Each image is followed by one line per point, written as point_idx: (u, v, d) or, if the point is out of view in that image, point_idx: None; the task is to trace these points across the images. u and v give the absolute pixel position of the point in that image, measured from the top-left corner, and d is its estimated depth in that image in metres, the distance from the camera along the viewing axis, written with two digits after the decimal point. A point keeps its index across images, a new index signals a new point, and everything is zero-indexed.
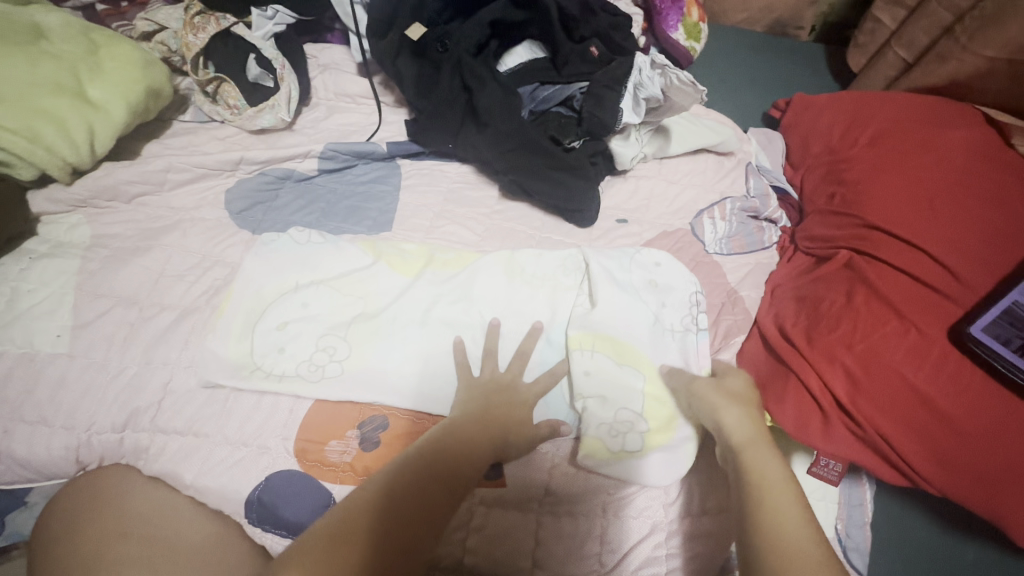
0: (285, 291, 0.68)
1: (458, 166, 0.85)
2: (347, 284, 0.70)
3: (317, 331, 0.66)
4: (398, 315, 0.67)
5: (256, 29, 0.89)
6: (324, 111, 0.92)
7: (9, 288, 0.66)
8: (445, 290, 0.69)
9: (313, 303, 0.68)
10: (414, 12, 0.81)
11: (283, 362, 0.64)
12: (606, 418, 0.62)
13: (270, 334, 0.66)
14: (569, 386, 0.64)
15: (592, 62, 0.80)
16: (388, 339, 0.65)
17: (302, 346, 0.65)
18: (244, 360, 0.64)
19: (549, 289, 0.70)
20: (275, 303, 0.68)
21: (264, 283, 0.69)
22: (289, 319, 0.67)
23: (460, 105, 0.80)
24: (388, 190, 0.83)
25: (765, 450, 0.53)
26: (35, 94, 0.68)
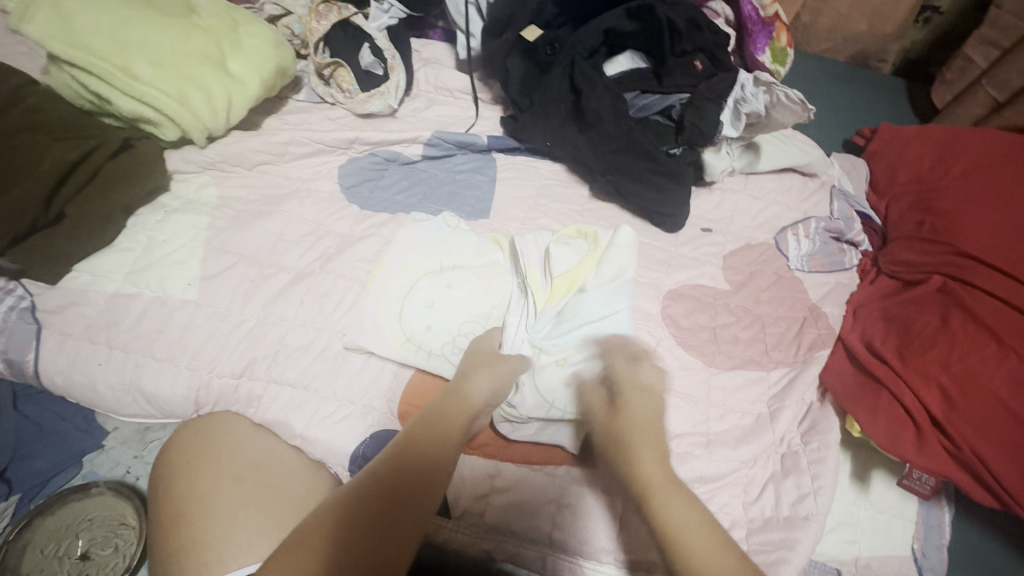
0: (430, 274, 0.72)
1: (551, 164, 0.89)
2: (486, 275, 0.73)
3: (451, 314, 0.69)
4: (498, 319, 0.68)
5: (373, 20, 0.95)
6: (425, 102, 0.97)
7: (147, 237, 0.71)
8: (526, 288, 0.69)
9: (453, 287, 0.71)
10: (532, 16, 0.86)
11: (419, 335, 0.68)
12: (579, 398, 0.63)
13: (415, 305, 0.69)
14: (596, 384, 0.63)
15: (694, 75, 0.84)
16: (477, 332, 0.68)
17: (450, 324, 0.68)
18: (396, 330, 0.68)
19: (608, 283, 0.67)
20: (421, 280, 0.71)
21: (415, 260, 0.73)
22: (439, 298, 0.70)
23: (565, 106, 0.84)
24: (484, 180, 0.87)
25: (658, 451, 0.57)
26: (184, 62, 0.74)
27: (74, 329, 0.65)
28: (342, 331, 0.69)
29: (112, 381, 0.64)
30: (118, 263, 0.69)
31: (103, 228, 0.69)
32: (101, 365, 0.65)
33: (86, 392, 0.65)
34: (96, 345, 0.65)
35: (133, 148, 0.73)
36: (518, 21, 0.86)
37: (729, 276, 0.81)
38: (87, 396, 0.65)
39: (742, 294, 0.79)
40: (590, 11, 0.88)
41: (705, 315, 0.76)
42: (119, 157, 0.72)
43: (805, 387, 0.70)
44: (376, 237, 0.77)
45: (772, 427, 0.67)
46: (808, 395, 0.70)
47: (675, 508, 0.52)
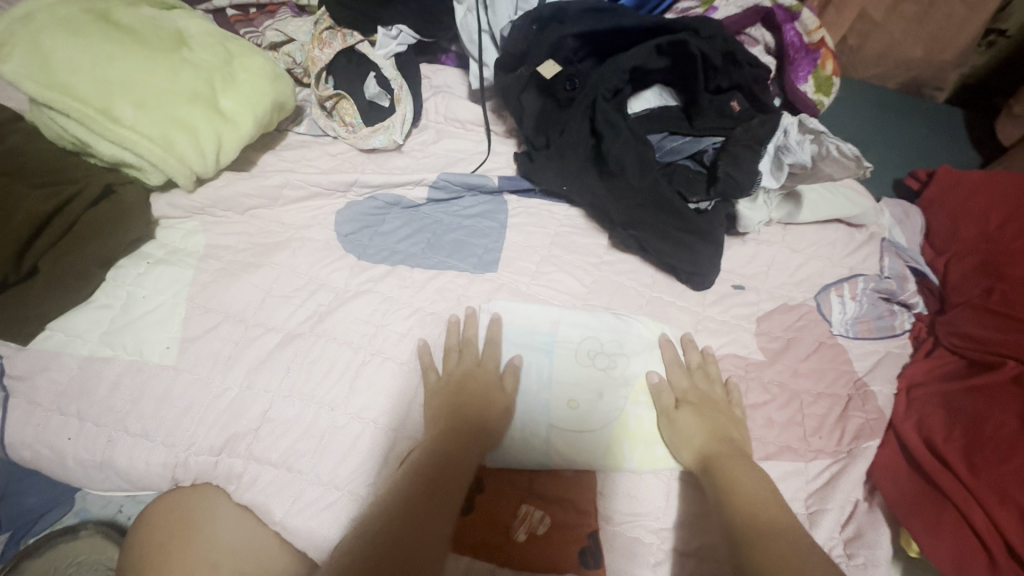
0: (563, 375, 0.65)
1: (567, 209, 0.81)
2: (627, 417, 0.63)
3: (615, 434, 0.62)
4: (589, 390, 0.64)
5: (381, 48, 0.88)
6: (433, 134, 0.90)
7: (126, 292, 0.66)
8: (595, 354, 0.66)
9: (568, 377, 0.65)
10: (551, 50, 0.77)
11: (579, 449, 0.61)
12: (573, 429, 0.62)
13: (564, 398, 0.64)
14: (551, 405, 0.63)
15: (731, 117, 0.76)
16: (609, 408, 0.64)
17: (604, 414, 0.63)
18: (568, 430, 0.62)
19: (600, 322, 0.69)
20: (585, 373, 0.65)
21: (554, 362, 0.66)
22: (580, 398, 0.64)
23: (585, 149, 0.76)
24: (494, 227, 0.79)
25: (743, 465, 0.56)
26: (171, 101, 0.68)
27: (49, 394, 0.61)
28: (331, 404, 0.63)
29: (83, 456, 0.60)
30: (94, 321, 0.64)
31: (77, 284, 0.64)
32: (70, 438, 0.60)
33: (54, 465, 0.61)
34: (66, 415, 0.61)
35: (115, 194, 0.68)
36: (535, 54, 0.77)
37: (763, 343, 0.72)
38: (57, 469, 0.61)
39: (777, 366, 0.70)
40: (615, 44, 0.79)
41: (736, 392, 0.67)
42: (99, 207, 0.67)
43: (849, 487, 0.61)
44: (372, 294, 0.70)
45: (811, 534, 0.59)
46: (851, 498, 0.61)
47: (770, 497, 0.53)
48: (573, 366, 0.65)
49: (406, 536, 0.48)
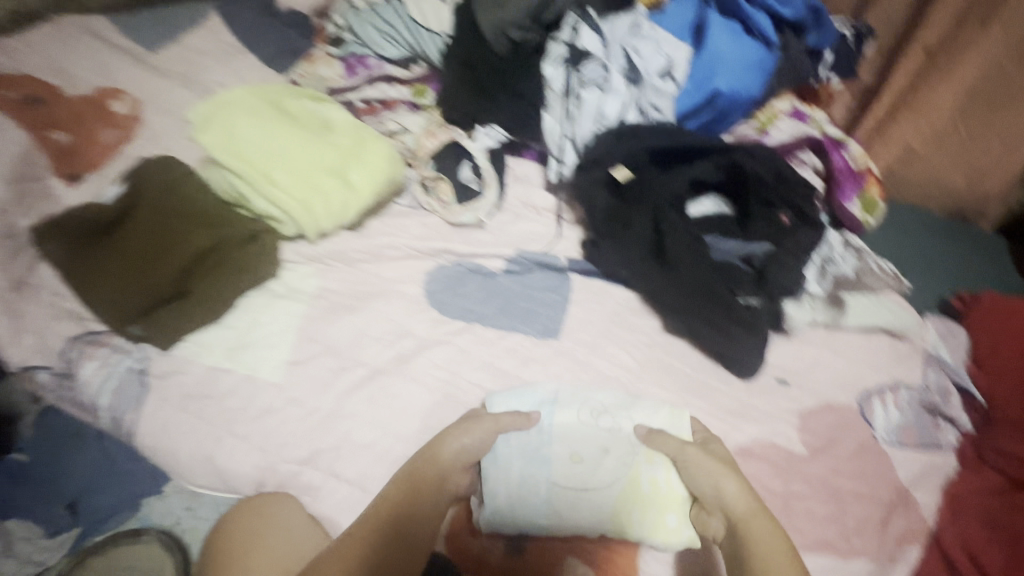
0: (566, 434, 0.74)
1: (626, 293, 0.90)
2: (635, 480, 0.72)
3: (626, 494, 0.71)
4: (591, 450, 0.73)
5: (477, 141, 1.03)
6: (511, 216, 1.04)
7: (249, 318, 0.79)
8: (599, 413, 0.76)
9: (570, 432, 0.74)
10: (624, 157, 0.89)
11: (586, 513, 0.70)
12: (581, 483, 0.71)
13: (568, 460, 0.73)
14: (557, 458, 0.73)
15: (781, 228, 0.85)
16: (604, 467, 0.72)
17: (607, 472, 0.72)
18: (574, 485, 0.71)
19: (624, 394, 0.78)
20: (578, 436, 0.74)
21: (555, 428, 0.74)
22: (583, 452, 0.73)
23: (646, 243, 0.85)
24: (559, 300, 0.88)
25: (761, 518, 0.64)
26: (316, 173, 0.85)
27: (176, 393, 0.73)
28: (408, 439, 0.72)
29: (192, 452, 0.70)
30: (222, 339, 0.77)
31: (214, 307, 0.77)
32: (186, 435, 0.71)
33: (167, 456, 0.71)
34: (186, 414, 0.72)
35: (261, 241, 0.82)
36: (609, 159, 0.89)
37: (805, 438, 0.76)
38: (167, 461, 0.71)
39: (819, 463, 0.74)
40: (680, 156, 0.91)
41: (778, 481, 0.72)
42: (243, 250, 0.81)
43: None
44: (449, 345, 0.80)
45: None
46: None
47: (769, 548, 0.61)
48: (582, 429, 0.75)
49: (374, 570, 0.60)
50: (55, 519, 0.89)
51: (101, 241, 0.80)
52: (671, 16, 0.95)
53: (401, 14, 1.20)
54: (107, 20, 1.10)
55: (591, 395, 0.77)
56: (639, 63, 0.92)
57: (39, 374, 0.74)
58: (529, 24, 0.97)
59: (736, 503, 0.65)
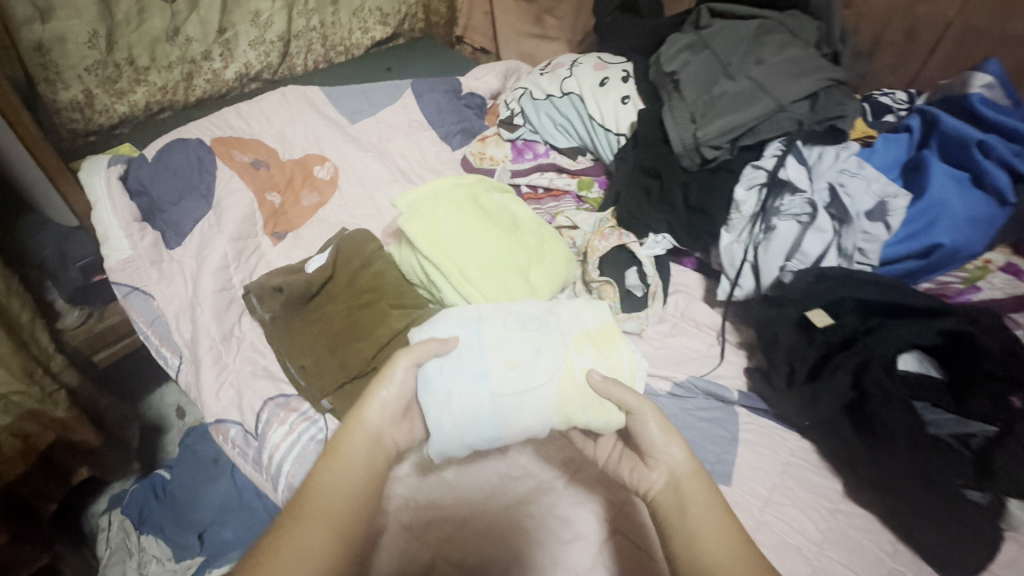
0: (497, 344, 0.66)
1: (799, 439, 0.85)
2: (567, 375, 0.65)
3: (564, 394, 0.64)
4: (528, 365, 0.65)
5: (647, 248, 1.02)
6: (671, 327, 1.02)
7: None
8: (538, 325, 0.69)
9: (493, 336, 0.67)
10: (824, 303, 0.84)
11: (532, 412, 0.64)
12: (523, 390, 0.64)
13: (477, 371, 0.64)
14: (506, 373, 0.64)
15: (1015, 412, 0.72)
16: (549, 369, 0.65)
17: (540, 378, 0.64)
18: (512, 396, 0.63)
19: (536, 312, 0.71)
20: (518, 347, 0.66)
21: (482, 337, 0.67)
22: (518, 358, 0.65)
23: (843, 400, 0.78)
24: (726, 438, 0.85)
25: (696, 483, 0.60)
26: (504, 271, 0.85)
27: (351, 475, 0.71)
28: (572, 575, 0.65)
29: None
30: None
31: None
32: None
33: None
34: None
35: None
36: (807, 302, 0.85)
37: None
38: None
39: None
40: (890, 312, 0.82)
41: None
42: None
43: None
44: None
45: None
46: None
47: (706, 525, 0.56)
48: (494, 331, 0.68)
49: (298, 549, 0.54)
50: (187, 544, 1.07)
51: (306, 306, 0.84)
52: (881, 154, 0.92)
53: (582, 113, 1.18)
54: (320, 92, 1.24)
55: (514, 307, 0.72)
56: (848, 202, 0.86)
57: (230, 429, 0.77)
58: (725, 145, 0.94)
59: (677, 462, 0.62)
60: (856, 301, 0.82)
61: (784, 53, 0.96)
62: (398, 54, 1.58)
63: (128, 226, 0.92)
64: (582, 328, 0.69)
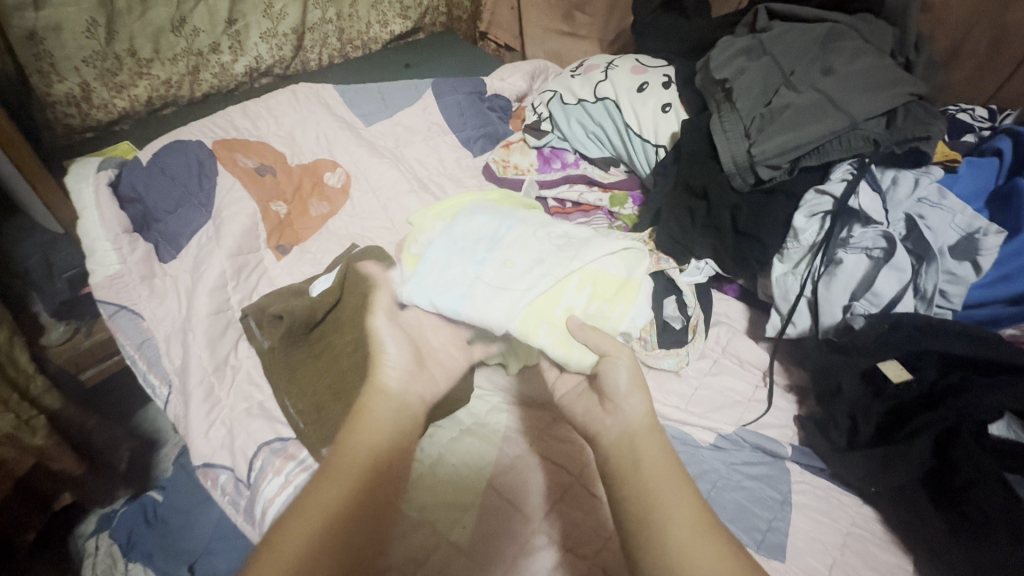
0: (506, 246, 0.72)
1: (860, 505, 0.74)
2: (552, 296, 0.67)
3: (536, 307, 0.66)
4: (516, 262, 0.70)
5: (689, 275, 0.92)
6: (711, 364, 0.90)
7: (437, 453, 0.71)
8: (556, 245, 0.73)
9: (512, 244, 0.72)
10: (897, 356, 0.74)
11: (498, 309, 0.65)
12: (498, 285, 0.67)
13: (477, 257, 0.70)
14: (497, 270, 0.69)
15: None
16: (540, 276, 0.68)
17: (526, 281, 0.67)
18: (490, 286, 0.67)
19: (561, 241, 0.74)
20: (523, 251, 0.71)
21: (509, 233, 0.74)
22: (516, 260, 0.70)
23: (922, 469, 0.67)
24: (777, 502, 0.74)
25: (653, 436, 0.53)
26: None
27: None
28: None
29: None
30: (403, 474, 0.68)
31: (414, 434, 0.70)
32: None
33: None
34: None
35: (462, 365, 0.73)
36: (877, 352, 0.75)
37: None
38: None
39: None
40: (980, 367, 0.70)
41: None
42: None
43: None
44: None
45: None
46: None
47: (664, 482, 0.48)
48: (500, 235, 0.74)
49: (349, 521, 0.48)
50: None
51: (309, 335, 0.76)
52: (965, 180, 0.81)
53: (617, 121, 1.08)
54: (334, 90, 1.14)
55: (557, 227, 0.77)
56: (931, 236, 0.76)
57: (220, 475, 0.69)
58: (784, 165, 0.84)
59: (634, 417, 0.56)
60: (936, 355, 0.72)
61: (855, 64, 0.86)
62: (417, 51, 1.48)
63: (117, 238, 0.83)
64: (592, 265, 0.70)
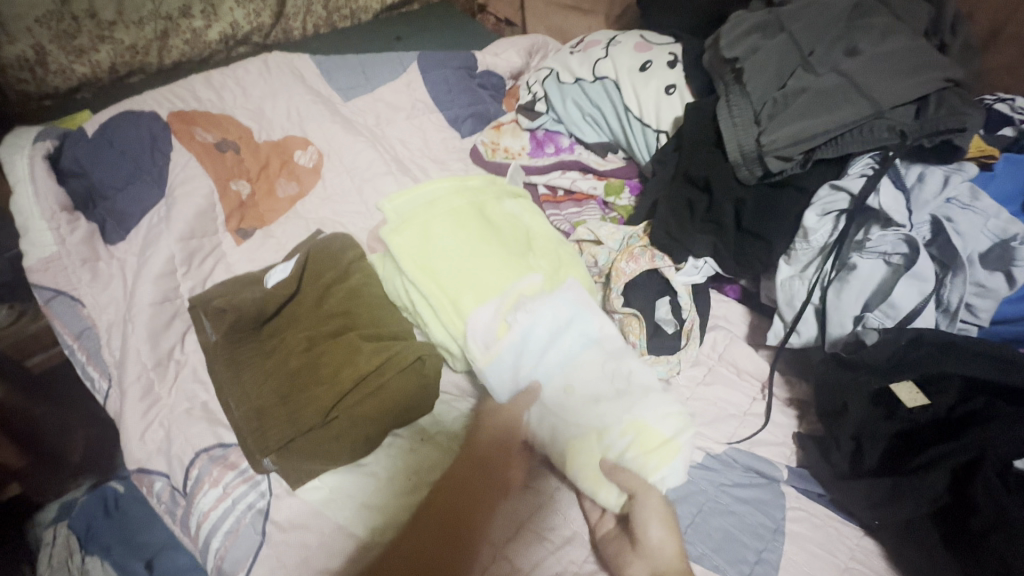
0: (574, 365, 0.63)
1: (860, 535, 0.66)
2: (591, 439, 0.59)
3: (577, 443, 0.59)
4: (579, 391, 0.62)
5: (685, 274, 0.84)
6: (705, 373, 0.82)
7: None
8: (628, 387, 0.62)
9: (583, 368, 0.63)
10: (917, 377, 0.66)
11: (546, 425, 0.61)
12: (557, 411, 0.61)
13: (544, 370, 0.63)
14: (557, 390, 0.62)
15: None
16: (591, 412, 0.60)
17: (580, 421, 0.60)
18: (548, 408, 0.61)
19: (634, 372, 0.64)
20: (592, 376, 0.63)
21: (582, 353, 0.64)
22: (578, 389, 0.62)
23: (936, 504, 0.61)
24: (768, 530, 0.66)
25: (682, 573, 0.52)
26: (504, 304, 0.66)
27: (292, 562, 0.55)
28: None
29: None
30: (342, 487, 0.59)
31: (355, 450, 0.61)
32: None
33: None
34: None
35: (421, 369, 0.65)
36: (894, 372, 0.67)
37: None
38: None
39: None
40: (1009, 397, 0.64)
41: None
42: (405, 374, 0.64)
43: None
44: None
45: None
46: None
47: None
48: (578, 347, 0.65)
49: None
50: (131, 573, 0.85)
51: (261, 330, 0.69)
52: (1001, 181, 0.73)
53: (616, 102, 0.99)
54: (313, 63, 1.06)
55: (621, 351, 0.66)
56: (959, 243, 0.67)
57: (155, 482, 0.63)
58: (797, 157, 0.75)
59: (665, 556, 0.53)
60: (961, 379, 0.65)
61: (885, 44, 0.76)
62: (410, 22, 1.38)
63: (54, 217, 0.76)
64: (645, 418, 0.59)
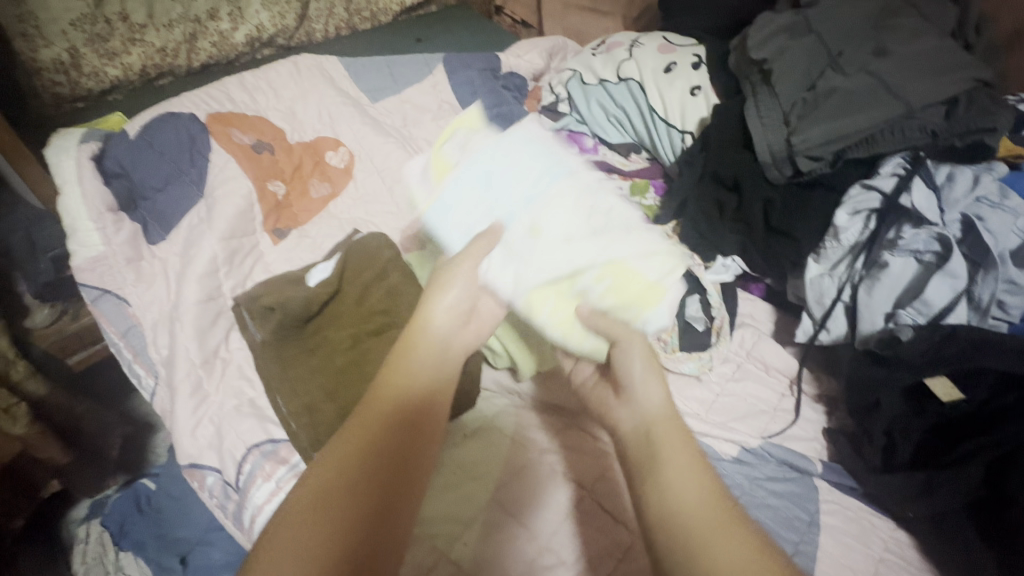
0: (544, 202, 0.67)
1: (894, 528, 0.68)
2: (569, 280, 0.63)
3: (542, 293, 0.63)
4: (544, 218, 0.66)
5: (713, 272, 0.86)
6: (735, 369, 0.84)
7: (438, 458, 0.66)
8: (594, 215, 0.68)
9: (533, 210, 0.67)
10: (953, 373, 0.66)
11: (508, 277, 0.63)
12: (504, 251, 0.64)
13: (503, 204, 0.69)
14: (517, 218, 0.67)
15: None
16: (546, 248, 0.64)
17: (548, 254, 0.64)
18: (507, 240, 0.65)
19: (596, 193, 0.70)
20: (545, 209, 0.67)
21: (549, 190, 0.69)
22: (542, 225, 0.65)
23: (972, 497, 0.62)
24: (803, 522, 0.68)
25: (674, 437, 0.50)
26: None
27: None
28: None
29: None
30: None
31: None
32: None
33: None
34: None
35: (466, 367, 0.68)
36: (929, 368, 0.68)
37: None
38: None
39: None
40: None
41: None
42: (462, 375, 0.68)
43: None
44: None
45: None
46: None
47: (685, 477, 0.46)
48: (533, 186, 0.70)
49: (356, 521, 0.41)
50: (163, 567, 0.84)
51: (303, 329, 0.70)
52: None
53: (640, 104, 1.00)
54: (339, 64, 1.07)
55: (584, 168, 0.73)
56: (991, 241, 0.69)
57: (207, 477, 0.64)
58: (827, 157, 0.77)
59: (652, 406, 0.54)
60: (998, 374, 0.65)
61: (913, 46, 0.78)
62: (429, 23, 1.39)
63: (100, 218, 0.79)
64: (624, 259, 0.65)
